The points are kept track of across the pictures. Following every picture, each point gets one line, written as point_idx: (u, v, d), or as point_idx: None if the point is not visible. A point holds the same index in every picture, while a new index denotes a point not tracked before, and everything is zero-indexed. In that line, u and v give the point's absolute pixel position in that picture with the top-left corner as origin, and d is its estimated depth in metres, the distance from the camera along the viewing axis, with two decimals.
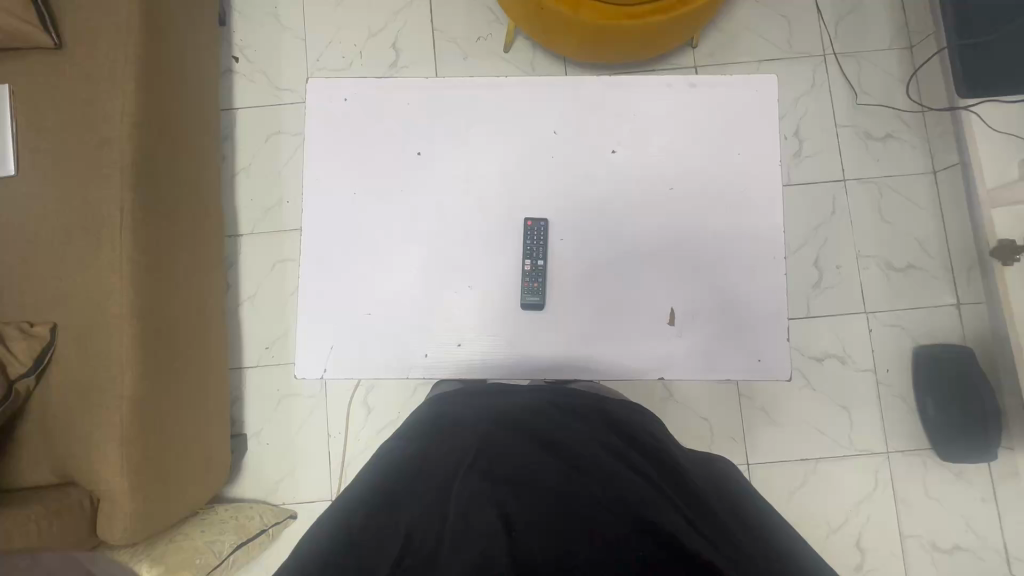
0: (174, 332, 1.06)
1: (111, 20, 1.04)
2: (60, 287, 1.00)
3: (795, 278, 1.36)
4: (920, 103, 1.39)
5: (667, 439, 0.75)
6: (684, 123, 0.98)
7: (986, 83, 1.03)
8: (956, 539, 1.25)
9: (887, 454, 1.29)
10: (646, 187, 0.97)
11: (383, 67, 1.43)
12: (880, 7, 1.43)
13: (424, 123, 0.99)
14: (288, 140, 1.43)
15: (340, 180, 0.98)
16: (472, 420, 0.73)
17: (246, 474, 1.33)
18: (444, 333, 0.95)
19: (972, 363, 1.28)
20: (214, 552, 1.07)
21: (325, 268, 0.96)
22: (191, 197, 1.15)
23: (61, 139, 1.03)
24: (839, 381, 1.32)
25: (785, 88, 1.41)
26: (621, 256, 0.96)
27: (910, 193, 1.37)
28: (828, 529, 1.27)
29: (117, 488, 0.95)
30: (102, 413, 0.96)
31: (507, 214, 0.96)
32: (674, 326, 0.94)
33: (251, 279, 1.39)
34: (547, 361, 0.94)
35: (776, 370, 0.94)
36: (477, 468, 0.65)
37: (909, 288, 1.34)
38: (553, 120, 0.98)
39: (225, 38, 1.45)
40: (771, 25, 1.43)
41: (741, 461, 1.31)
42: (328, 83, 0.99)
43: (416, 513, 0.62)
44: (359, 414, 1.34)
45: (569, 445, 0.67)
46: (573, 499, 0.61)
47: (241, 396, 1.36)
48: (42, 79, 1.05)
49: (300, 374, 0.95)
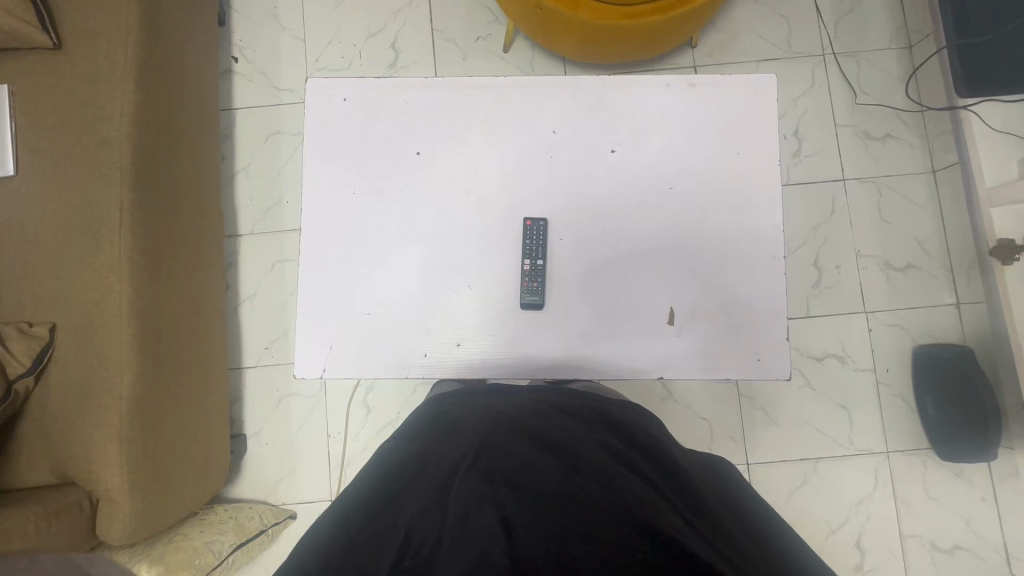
0: (173, 333, 1.06)
1: (111, 21, 1.04)
2: (59, 287, 1.00)
3: (794, 278, 1.37)
4: (919, 102, 1.39)
5: (666, 440, 0.75)
6: (683, 122, 0.98)
7: (986, 82, 1.03)
8: (956, 539, 1.25)
9: (887, 454, 1.29)
10: (646, 186, 0.97)
11: (383, 67, 1.43)
12: (880, 6, 1.43)
13: (424, 123, 0.99)
14: (288, 140, 1.43)
15: (340, 180, 0.98)
16: (472, 423, 0.73)
17: (246, 474, 1.33)
18: (444, 333, 0.95)
19: (973, 362, 1.28)
20: (214, 553, 1.07)
21: (325, 268, 0.96)
22: (191, 197, 1.15)
23: (61, 139, 1.03)
24: (838, 381, 1.33)
25: (785, 88, 1.41)
26: (621, 255, 0.96)
27: (910, 193, 1.37)
28: (828, 529, 1.27)
29: (116, 489, 0.95)
30: (99, 413, 0.95)
31: (507, 214, 0.96)
32: (674, 326, 0.94)
33: (251, 279, 1.39)
34: (546, 361, 0.94)
35: (776, 369, 0.94)
36: (476, 469, 0.64)
37: (908, 288, 1.34)
38: (553, 119, 0.98)
39: (225, 38, 1.45)
40: (770, 25, 1.43)
41: (741, 460, 1.31)
42: (327, 83, 0.99)
43: (415, 514, 0.62)
44: (358, 414, 1.34)
45: (568, 446, 0.67)
46: (574, 499, 0.59)
47: (241, 397, 1.36)
48: (42, 80, 1.05)
49: (299, 374, 0.95)
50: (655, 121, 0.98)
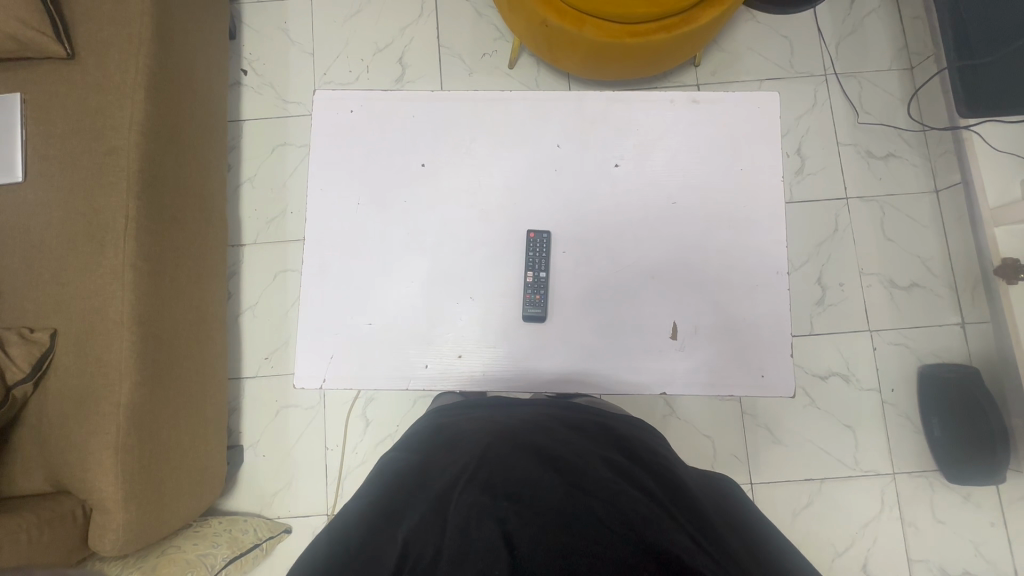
0: (174, 341, 1.06)
1: (124, 31, 1.06)
2: (63, 292, 1.00)
3: (797, 295, 1.36)
4: (921, 120, 1.40)
5: (668, 456, 0.74)
6: (686, 139, 0.99)
7: (988, 102, 1.04)
8: (965, 564, 1.22)
9: (893, 475, 1.27)
10: (648, 202, 0.97)
11: (390, 79, 1.45)
12: (881, 28, 1.45)
13: (429, 137, 1.00)
14: (294, 151, 1.44)
15: (344, 190, 0.98)
16: (472, 438, 0.73)
17: (241, 486, 1.32)
18: (445, 345, 0.94)
19: (979, 383, 1.25)
20: (207, 565, 1.04)
21: (328, 278, 0.96)
22: (196, 206, 1.16)
23: (68, 147, 1.04)
24: (842, 399, 1.31)
25: (786, 108, 1.43)
26: (623, 270, 0.95)
27: (912, 211, 1.37)
28: (833, 552, 1.24)
29: (110, 497, 0.93)
30: (96, 419, 0.94)
31: (509, 227, 0.97)
32: (676, 341, 0.93)
33: (253, 288, 1.39)
34: (547, 374, 0.93)
35: (778, 386, 0.93)
36: (476, 481, 0.63)
37: (912, 306, 1.34)
38: (556, 134, 0.99)
39: (235, 52, 1.48)
40: (772, 45, 1.45)
41: (743, 480, 1.29)
42: (334, 95, 1.01)
43: (415, 525, 0.61)
44: (357, 426, 1.33)
45: (571, 461, 0.66)
46: (575, 516, 0.57)
47: (238, 407, 1.35)
48: (53, 88, 1.06)
49: (299, 383, 0.94)
50: (658, 136, 0.99)
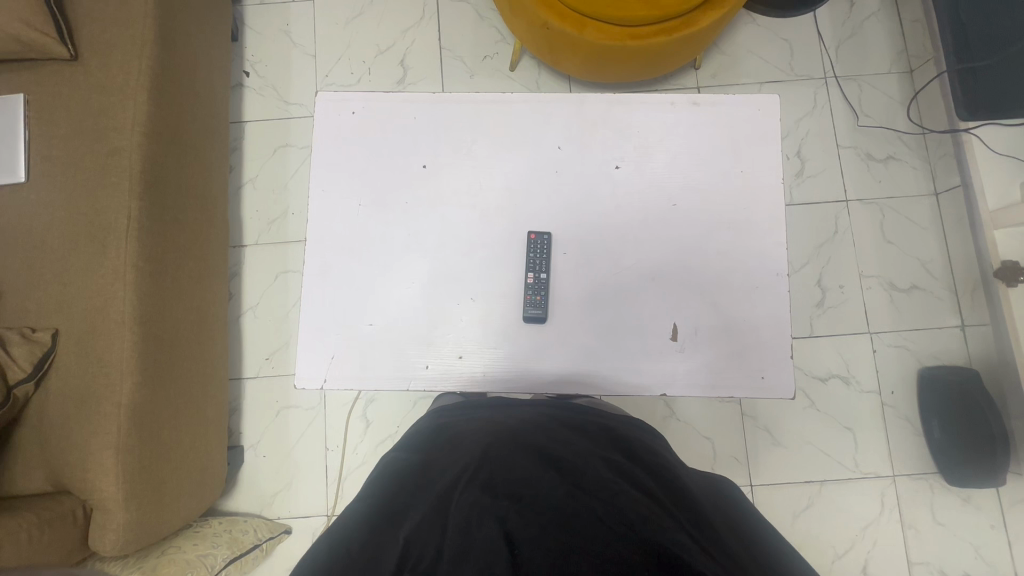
0: (176, 341, 1.06)
1: (127, 32, 1.06)
2: (65, 292, 1.00)
3: (797, 297, 1.36)
4: (920, 123, 1.40)
5: (668, 457, 0.74)
6: (686, 141, 0.99)
7: (989, 105, 1.04)
8: (966, 567, 1.22)
9: (893, 477, 1.27)
10: (649, 204, 0.97)
11: (392, 81, 1.46)
12: (881, 31, 1.46)
13: (430, 138, 1.00)
14: (295, 152, 1.45)
15: (346, 191, 0.99)
16: (473, 438, 0.73)
17: (241, 487, 1.32)
18: (445, 346, 0.94)
19: (979, 385, 1.25)
20: (207, 566, 1.04)
21: (329, 279, 0.96)
22: (198, 206, 1.16)
23: (70, 148, 1.05)
24: (842, 402, 1.31)
25: (786, 110, 1.43)
26: (623, 271, 0.96)
27: (911, 214, 1.37)
28: (833, 555, 1.24)
29: (110, 497, 0.93)
30: (97, 419, 0.94)
31: (510, 228, 0.97)
32: (676, 343, 0.94)
33: (254, 289, 1.39)
34: (547, 375, 0.93)
35: (777, 388, 0.93)
36: (477, 481, 0.63)
37: (912, 308, 1.34)
38: (556, 136, 1.00)
39: (237, 54, 1.48)
40: (772, 48, 1.46)
41: (742, 482, 1.29)
42: (336, 96, 1.01)
43: (415, 525, 0.61)
44: (357, 427, 1.33)
45: (571, 461, 0.66)
46: (576, 515, 0.57)
47: (239, 408, 1.35)
48: (57, 89, 1.07)
49: (300, 383, 0.94)
50: (658, 138, 0.99)
